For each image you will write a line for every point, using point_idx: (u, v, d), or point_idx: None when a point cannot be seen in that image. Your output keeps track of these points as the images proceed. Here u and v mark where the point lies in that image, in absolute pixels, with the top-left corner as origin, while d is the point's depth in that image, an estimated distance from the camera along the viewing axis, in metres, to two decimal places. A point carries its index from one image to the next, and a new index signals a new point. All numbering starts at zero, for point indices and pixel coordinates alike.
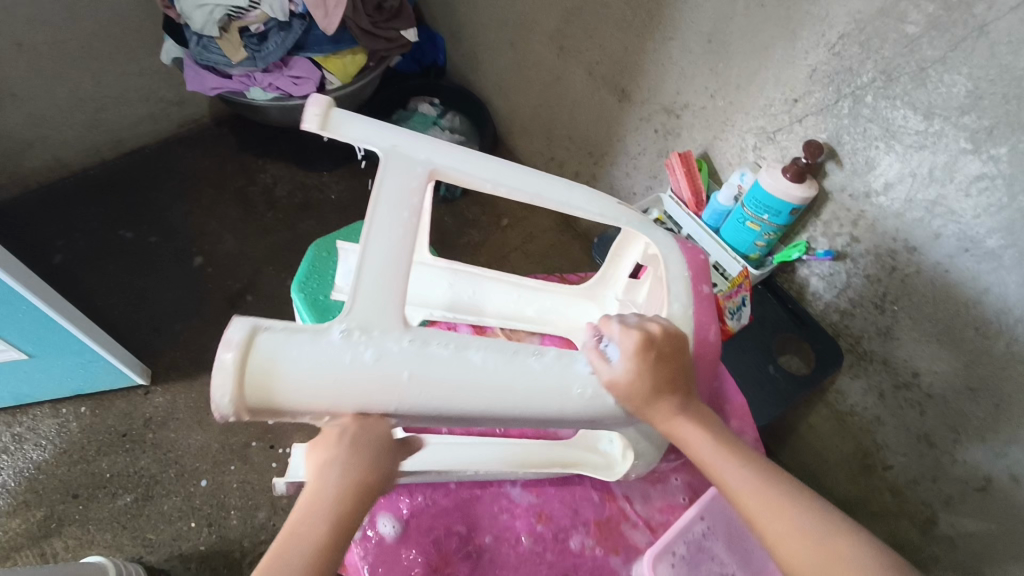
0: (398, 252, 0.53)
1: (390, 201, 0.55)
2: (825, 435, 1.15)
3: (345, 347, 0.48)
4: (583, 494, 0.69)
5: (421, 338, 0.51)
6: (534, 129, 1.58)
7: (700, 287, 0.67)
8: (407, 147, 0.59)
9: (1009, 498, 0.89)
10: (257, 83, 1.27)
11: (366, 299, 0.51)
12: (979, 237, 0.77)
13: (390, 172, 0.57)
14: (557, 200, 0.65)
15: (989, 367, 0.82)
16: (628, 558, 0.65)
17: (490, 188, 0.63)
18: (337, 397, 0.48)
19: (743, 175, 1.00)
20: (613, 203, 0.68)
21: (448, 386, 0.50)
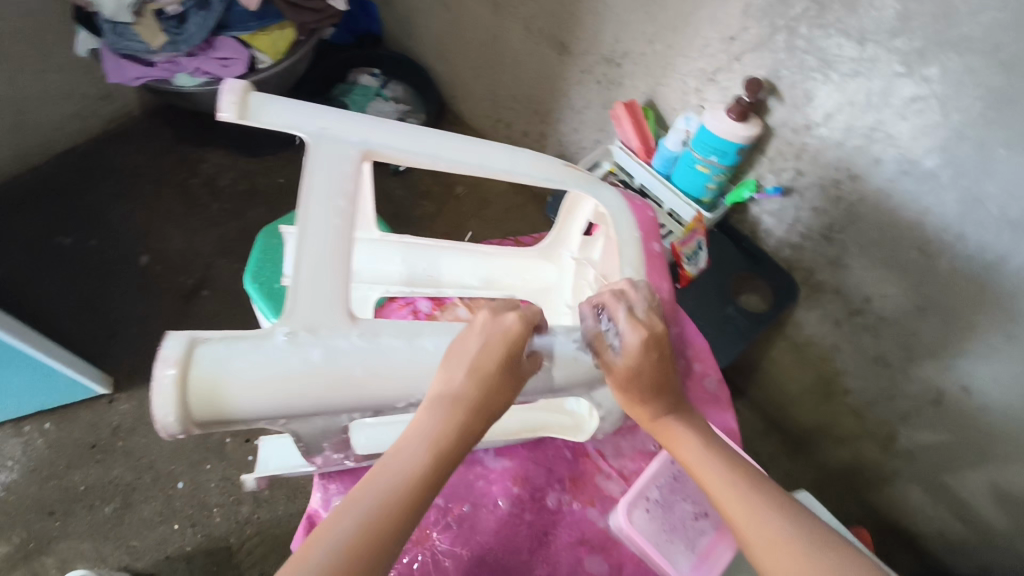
0: (337, 244, 0.52)
1: (323, 193, 0.53)
2: (787, 366, 1.19)
3: (291, 350, 0.47)
4: (557, 454, 0.70)
5: (371, 331, 0.50)
6: (477, 92, 1.55)
7: (651, 245, 0.68)
8: (337, 129, 0.57)
9: (960, 406, 0.93)
10: (182, 68, 1.20)
11: (308, 297, 0.49)
12: (917, 159, 0.78)
13: (319, 161, 0.55)
14: (500, 167, 0.63)
15: (935, 285, 0.85)
16: (604, 508, 0.67)
17: (429, 164, 0.61)
18: (288, 402, 0.46)
19: (688, 119, 0.99)
20: (558, 162, 0.67)
21: (403, 378, 0.49)
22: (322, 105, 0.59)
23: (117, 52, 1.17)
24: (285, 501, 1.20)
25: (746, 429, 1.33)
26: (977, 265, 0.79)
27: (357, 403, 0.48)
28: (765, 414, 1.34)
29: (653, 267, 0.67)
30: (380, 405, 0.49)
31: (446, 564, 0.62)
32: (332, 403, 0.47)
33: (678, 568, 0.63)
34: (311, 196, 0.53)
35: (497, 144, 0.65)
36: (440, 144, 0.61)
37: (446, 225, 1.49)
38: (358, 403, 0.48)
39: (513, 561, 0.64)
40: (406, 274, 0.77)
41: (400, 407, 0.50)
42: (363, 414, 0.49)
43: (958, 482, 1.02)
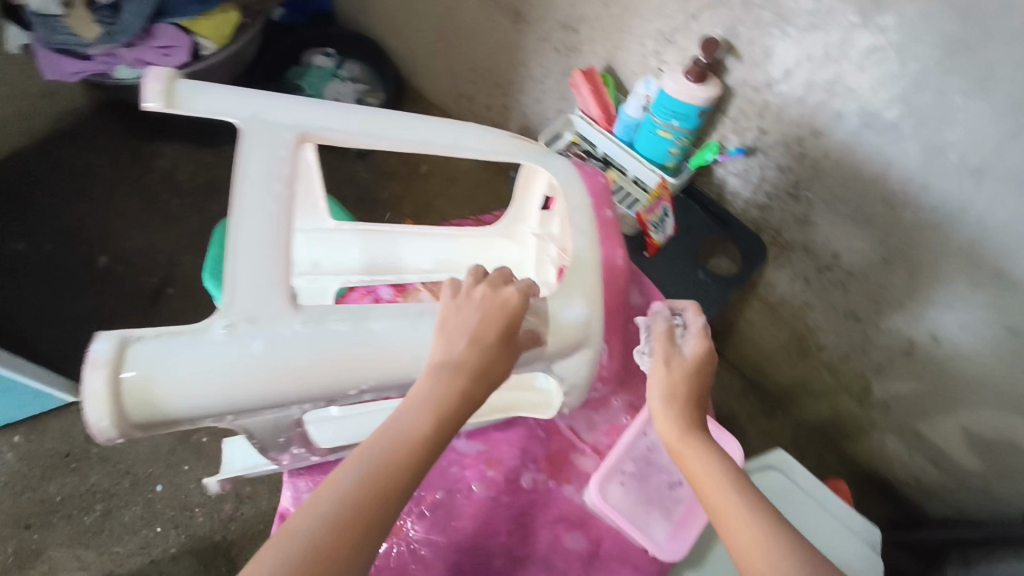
0: (276, 230, 0.50)
1: (258, 178, 0.52)
2: (761, 326, 1.19)
3: (231, 343, 0.45)
4: (529, 434, 0.70)
5: (315, 317, 0.48)
6: (436, 67, 1.50)
7: (603, 211, 0.68)
8: (272, 114, 0.55)
9: (930, 355, 0.94)
10: (122, 60, 1.15)
11: (247, 284, 0.48)
12: (878, 111, 0.77)
13: (251, 144, 0.53)
14: (446, 142, 0.63)
15: (901, 237, 0.85)
16: (580, 484, 0.68)
17: (372, 143, 0.60)
18: (231, 396, 0.45)
19: (648, 83, 0.97)
20: (503, 135, 0.67)
21: (352, 363, 0.49)
22: (252, 90, 0.57)
23: (49, 47, 1.12)
24: (268, 496, 1.19)
25: (725, 390, 1.34)
26: (940, 215, 0.79)
27: (306, 392, 0.48)
28: (743, 375, 1.35)
29: (606, 234, 0.67)
30: (330, 392, 0.48)
31: (423, 552, 0.62)
32: (280, 394, 0.47)
33: (654, 538, 0.63)
34: (244, 181, 0.51)
35: (442, 121, 0.64)
36: (381, 124, 0.60)
37: (413, 206, 1.46)
38: (306, 391, 0.48)
39: (491, 544, 0.64)
40: (365, 262, 0.75)
41: (353, 392, 0.50)
42: (315, 404, 0.49)
43: (931, 429, 1.04)
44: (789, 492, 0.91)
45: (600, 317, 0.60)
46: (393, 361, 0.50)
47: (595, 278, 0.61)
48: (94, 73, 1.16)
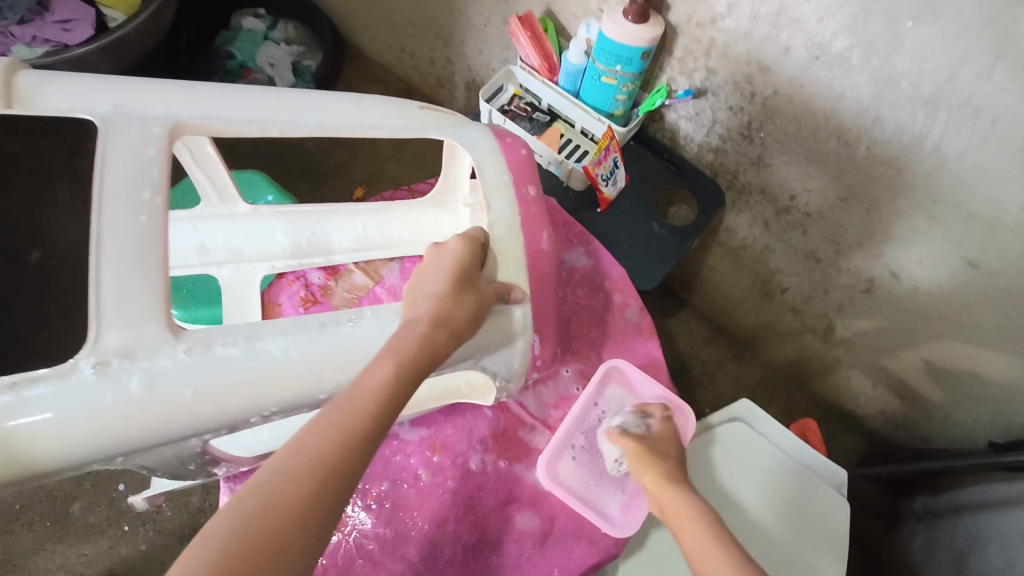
0: (149, 247, 0.50)
1: (123, 193, 0.52)
2: (725, 273, 1.17)
3: (102, 383, 0.47)
4: (474, 412, 0.78)
5: (198, 343, 0.50)
6: (373, 21, 1.40)
7: (525, 188, 0.71)
8: (133, 105, 0.57)
9: (891, 292, 0.92)
10: (17, 39, 1.05)
11: (115, 312, 0.48)
12: (825, 43, 0.72)
13: (113, 143, 0.54)
14: (349, 121, 0.65)
15: (857, 174, 0.81)
16: (529, 460, 0.77)
17: (258, 130, 0.62)
18: (111, 434, 0.47)
19: (589, 26, 0.90)
20: (412, 107, 0.69)
21: (244, 388, 0.51)
22: (123, 81, 0.58)
23: None
24: None
25: (694, 338, 1.32)
26: (895, 149, 0.75)
27: (195, 423, 0.50)
28: (711, 322, 1.33)
29: (531, 217, 0.71)
30: (226, 420, 0.51)
31: (370, 546, 0.71)
32: (166, 427, 0.49)
33: (608, 505, 0.74)
34: (107, 201, 0.51)
35: (343, 94, 0.67)
36: (264, 106, 0.61)
37: (363, 173, 1.39)
38: (197, 421, 0.50)
39: (441, 527, 0.72)
40: (291, 246, 0.75)
41: (255, 417, 0.53)
42: (216, 433, 0.52)
43: (896, 364, 1.03)
44: (755, 442, 0.90)
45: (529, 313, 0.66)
46: (285, 382, 0.52)
47: (522, 266, 0.67)
48: None
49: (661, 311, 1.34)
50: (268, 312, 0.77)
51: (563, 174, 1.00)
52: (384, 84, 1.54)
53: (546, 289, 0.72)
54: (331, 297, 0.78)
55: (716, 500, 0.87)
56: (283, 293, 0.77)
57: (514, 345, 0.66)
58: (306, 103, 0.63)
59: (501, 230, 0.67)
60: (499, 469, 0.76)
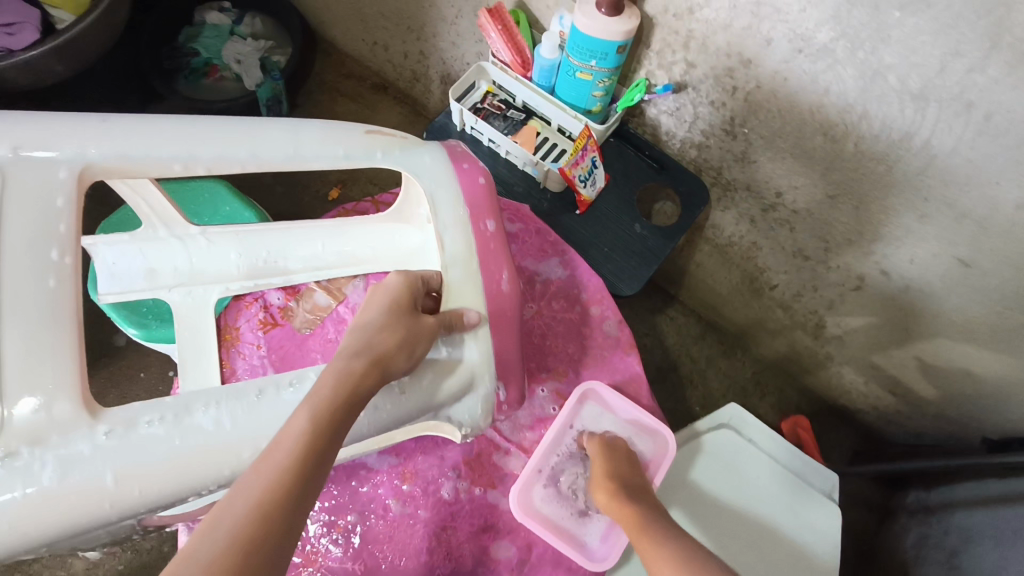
0: (60, 313, 0.50)
1: (26, 254, 0.51)
2: (712, 269, 1.13)
3: (10, 475, 0.46)
4: (446, 441, 0.79)
5: (119, 424, 0.50)
6: (343, 14, 1.34)
7: (483, 224, 0.70)
8: (35, 146, 0.54)
9: (883, 290, 0.89)
10: None
11: (24, 392, 0.47)
12: (809, 34, 0.68)
13: (14, 189, 0.52)
14: (284, 155, 0.64)
15: (845, 171, 0.77)
16: (505, 488, 0.78)
17: (180, 168, 0.60)
18: (25, 529, 0.46)
19: (561, 18, 0.85)
20: (355, 131, 0.68)
21: (173, 468, 0.50)
22: (35, 114, 0.55)
23: None
24: None
25: (683, 335, 1.28)
26: (884, 145, 0.71)
27: (123, 510, 0.49)
28: (700, 317, 1.29)
29: (489, 255, 0.69)
30: (156, 503, 0.50)
31: None
32: (91, 516, 0.48)
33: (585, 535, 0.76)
34: (10, 265, 0.50)
35: (284, 121, 0.65)
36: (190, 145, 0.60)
37: (339, 172, 1.31)
38: (121, 508, 0.49)
39: (410, 556, 0.75)
40: (245, 266, 0.75)
41: (191, 495, 0.52)
42: (152, 512, 0.51)
43: (887, 361, 1.00)
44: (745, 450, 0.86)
45: (486, 355, 0.66)
46: (215, 457, 0.52)
47: (478, 292, 0.68)
48: None
49: (650, 308, 1.30)
50: (226, 336, 0.79)
51: (539, 176, 0.96)
52: (359, 78, 1.48)
53: (505, 329, 0.69)
54: (292, 318, 0.81)
55: (705, 511, 0.84)
56: (241, 317, 0.80)
57: (474, 391, 0.66)
58: (237, 139, 0.63)
59: (451, 258, 0.68)
60: (473, 496, 0.77)
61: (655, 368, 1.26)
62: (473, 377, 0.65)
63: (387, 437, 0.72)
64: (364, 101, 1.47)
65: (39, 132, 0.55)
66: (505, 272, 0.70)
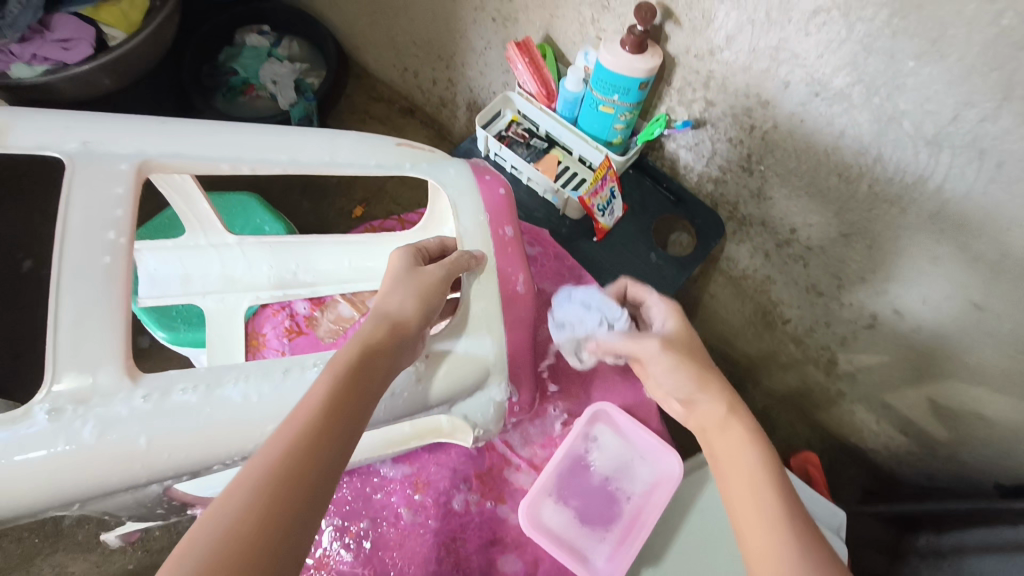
0: (111, 289, 0.52)
1: (86, 235, 0.54)
2: (726, 301, 1.15)
3: (54, 429, 0.48)
4: (457, 451, 0.81)
5: (156, 390, 0.51)
6: (377, 40, 1.39)
7: (502, 230, 0.73)
8: (103, 143, 0.59)
9: (894, 329, 0.90)
10: (17, 57, 1.05)
11: (72, 358, 0.49)
12: (826, 79, 0.70)
13: (78, 180, 0.56)
14: (322, 160, 0.67)
15: (858, 211, 0.80)
16: (514, 502, 0.80)
17: (230, 168, 0.64)
18: (59, 483, 0.48)
19: (587, 54, 0.89)
20: (389, 143, 0.72)
21: (202, 436, 0.51)
22: (97, 119, 0.60)
23: None
24: None
25: None
26: (897, 188, 0.73)
27: (151, 472, 0.50)
28: (712, 349, 1.30)
29: (507, 258, 0.71)
30: (183, 468, 0.52)
31: None
32: (123, 476, 0.50)
33: (595, 553, 0.74)
34: (69, 242, 0.53)
35: (323, 136, 0.69)
36: (238, 146, 0.64)
37: (364, 191, 1.36)
38: (149, 470, 0.50)
39: (418, 565, 0.76)
40: (275, 277, 0.78)
41: (215, 465, 0.54)
42: (177, 478, 0.52)
43: (898, 400, 1.01)
44: None
45: (501, 352, 0.66)
46: (242, 428, 0.53)
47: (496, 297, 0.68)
48: None
49: None
50: (252, 341, 0.82)
51: (559, 203, 0.99)
52: (389, 101, 1.53)
53: (523, 332, 0.70)
54: (316, 327, 0.84)
55: None
56: (268, 323, 0.82)
57: (488, 390, 0.67)
58: (279, 140, 0.66)
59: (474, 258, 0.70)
60: (483, 509, 0.79)
61: None
62: (487, 372, 0.65)
63: (402, 443, 0.74)
64: (392, 125, 1.51)
65: (98, 141, 0.59)
66: (521, 274, 0.72)
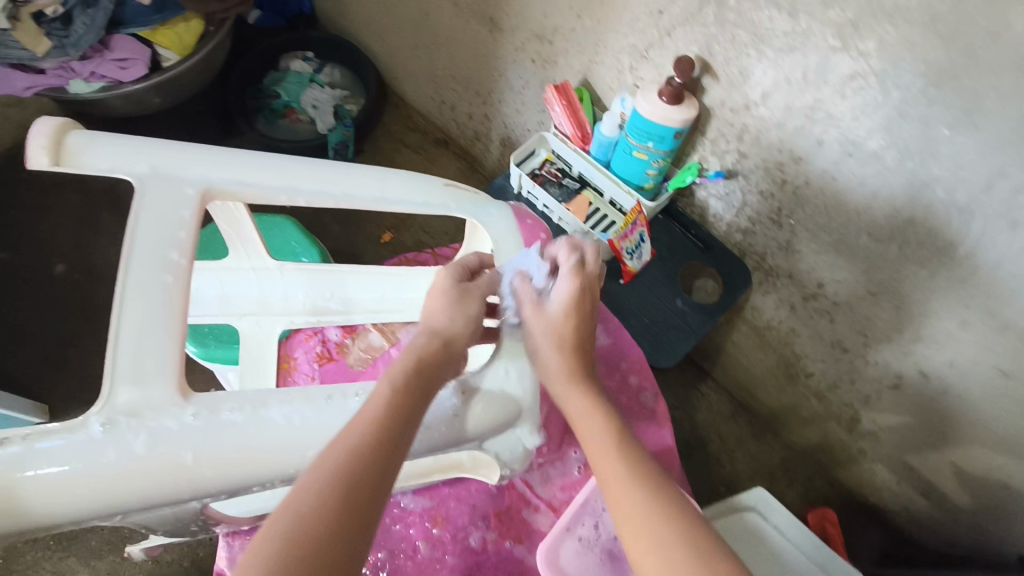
0: (168, 310, 0.54)
1: (152, 255, 0.56)
2: (748, 350, 1.14)
3: (108, 440, 0.49)
4: (477, 488, 0.81)
5: (206, 407, 0.53)
6: (416, 73, 1.43)
7: None
8: (170, 168, 0.62)
9: (920, 391, 0.89)
10: (76, 74, 1.11)
11: (128, 373, 0.51)
12: (860, 140, 0.71)
13: (148, 201, 0.59)
14: (373, 197, 0.70)
15: (886, 271, 0.80)
16: (531, 542, 0.79)
17: (286, 200, 0.66)
18: (108, 493, 0.49)
19: (623, 100, 0.91)
20: (436, 183, 0.74)
21: (244, 458, 0.53)
22: (161, 143, 0.63)
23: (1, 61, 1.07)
24: None
25: (713, 412, 1.29)
26: (927, 251, 0.74)
27: (193, 488, 0.52)
28: (732, 396, 1.29)
29: None
30: (224, 487, 0.53)
31: None
32: (168, 490, 0.51)
33: None
34: (135, 260, 0.56)
35: (369, 170, 0.71)
36: (294, 178, 0.66)
37: (394, 218, 1.38)
38: (193, 487, 0.52)
39: None
40: (310, 304, 0.81)
41: (255, 486, 0.55)
42: (214, 496, 0.54)
43: (921, 463, 0.99)
44: (767, 537, 0.86)
45: (533, 392, 0.65)
46: (283, 451, 0.54)
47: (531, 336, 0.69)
48: (49, 87, 1.12)
49: (682, 382, 1.31)
50: (284, 364, 0.84)
51: None
52: (423, 132, 1.57)
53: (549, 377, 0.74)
54: (347, 355, 0.86)
55: None
56: (300, 347, 0.85)
57: (517, 430, 0.66)
58: (333, 175, 0.69)
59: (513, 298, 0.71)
60: (500, 548, 0.79)
61: (682, 442, 1.26)
62: (521, 413, 0.65)
63: (423, 475, 0.74)
64: (425, 155, 1.55)
65: (160, 166, 0.62)
66: None
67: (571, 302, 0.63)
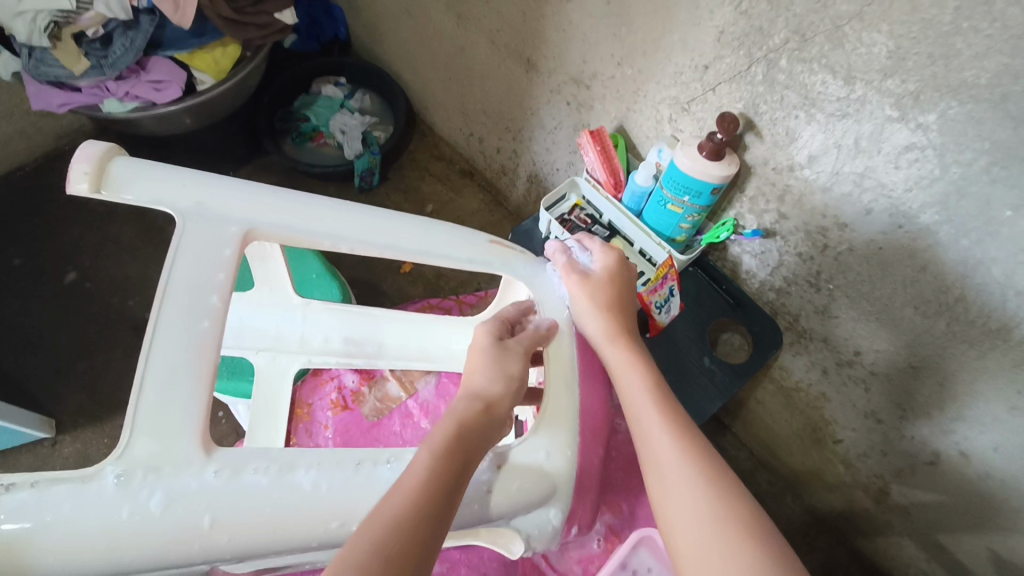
0: (198, 359, 0.53)
1: (189, 299, 0.55)
2: (774, 410, 1.10)
3: (120, 494, 0.47)
4: (490, 556, 0.79)
5: (229, 465, 0.50)
6: (447, 104, 1.43)
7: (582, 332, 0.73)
8: (214, 205, 0.60)
9: (958, 471, 0.85)
10: (111, 93, 1.11)
11: (151, 424, 0.50)
12: (912, 213, 0.68)
13: (188, 240, 0.58)
14: (419, 248, 0.68)
15: (931, 346, 0.76)
16: None
17: (330, 245, 0.64)
18: (114, 554, 0.46)
19: (660, 151, 0.88)
20: (482, 240, 0.71)
21: (266, 524, 0.49)
22: (205, 175, 0.62)
23: (39, 78, 1.08)
24: None
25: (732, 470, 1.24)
26: (979, 331, 0.70)
27: (206, 554, 0.48)
28: (752, 453, 1.25)
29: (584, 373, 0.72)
30: (237, 553, 0.49)
31: None
32: (178, 557, 0.48)
33: None
34: (169, 306, 0.54)
35: (414, 219, 0.69)
36: (338, 225, 0.64)
37: None
38: (207, 553, 0.48)
39: None
40: (330, 347, 0.81)
41: (269, 553, 0.51)
42: (224, 562, 0.50)
43: (955, 544, 0.94)
44: None
45: (568, 468, 0.62)
46: (304, 521, 0.50)
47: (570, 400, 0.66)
48: (84, 105, 1.12)
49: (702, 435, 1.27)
50: (298, 410, 0.85)
51: None
52: (449, 161, 1.56)
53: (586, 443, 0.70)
54: (362, 404, 0.86)
55: None
56: (315, 394, 0.86)
57: (548, 510, 0.62)
58: (380, 223, 0.67)
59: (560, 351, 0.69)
60: None
61: None
62: (555, 489, 0.61)
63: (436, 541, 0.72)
64: (449, 185, 1.54)
65: (207, 198, 0.61)
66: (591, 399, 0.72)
67: (610, 268, 0.71)
